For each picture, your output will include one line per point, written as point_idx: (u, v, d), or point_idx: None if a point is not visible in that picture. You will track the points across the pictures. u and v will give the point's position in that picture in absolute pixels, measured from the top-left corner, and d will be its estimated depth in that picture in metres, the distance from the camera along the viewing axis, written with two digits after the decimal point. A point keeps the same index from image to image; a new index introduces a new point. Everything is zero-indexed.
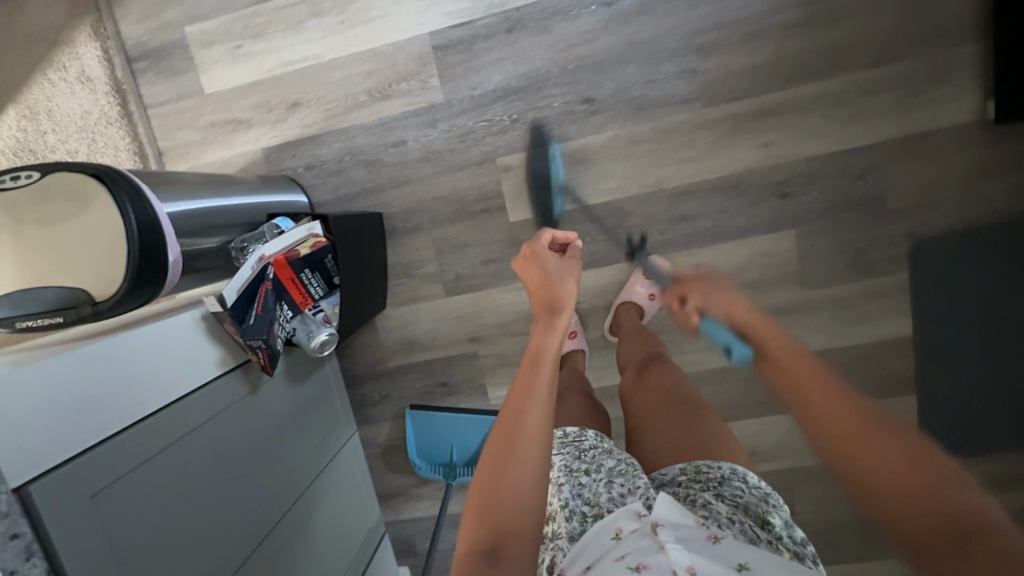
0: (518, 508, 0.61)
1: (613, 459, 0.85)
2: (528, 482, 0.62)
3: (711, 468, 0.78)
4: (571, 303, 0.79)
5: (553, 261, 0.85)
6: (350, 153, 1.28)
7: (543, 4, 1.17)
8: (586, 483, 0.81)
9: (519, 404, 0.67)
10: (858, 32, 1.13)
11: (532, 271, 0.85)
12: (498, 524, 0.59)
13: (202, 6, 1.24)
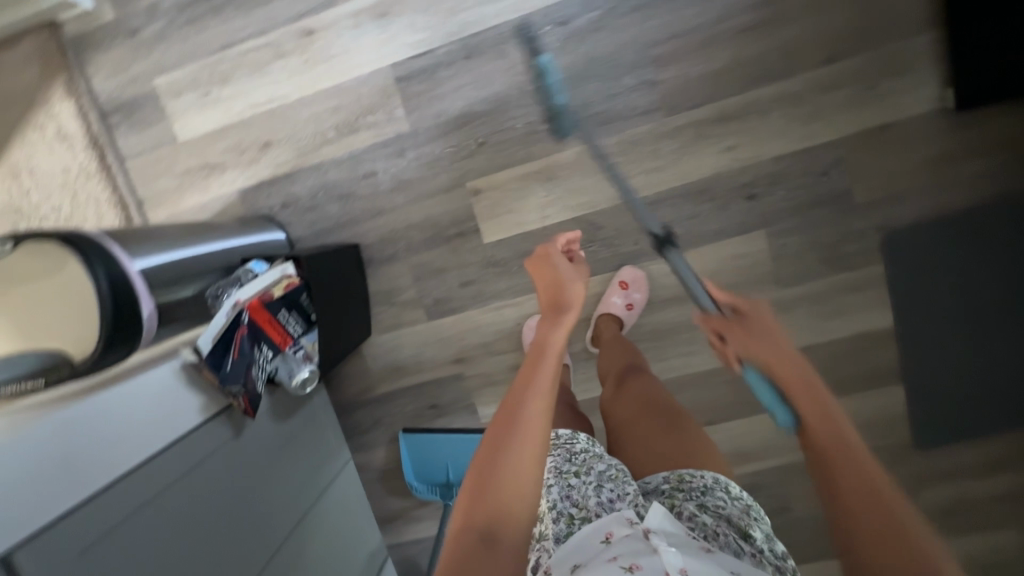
0: (515, 499, 0.65)
1: (605, 464, 0.80)
2: (526, 474, 0.67)
3: (694, 477, 0.77)
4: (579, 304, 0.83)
5: (565, 263, 0.87)
6: (324, 188, 1.31)
7: (499, 29, 1.18)
8: (576, 485, 0.76)
9: (522, 399, 0.71)
10: (813, 30, 1.14)
11: (544, 272, 0.87)
12: (494, 510, 0.64)
13: (169, 56, 1.27)
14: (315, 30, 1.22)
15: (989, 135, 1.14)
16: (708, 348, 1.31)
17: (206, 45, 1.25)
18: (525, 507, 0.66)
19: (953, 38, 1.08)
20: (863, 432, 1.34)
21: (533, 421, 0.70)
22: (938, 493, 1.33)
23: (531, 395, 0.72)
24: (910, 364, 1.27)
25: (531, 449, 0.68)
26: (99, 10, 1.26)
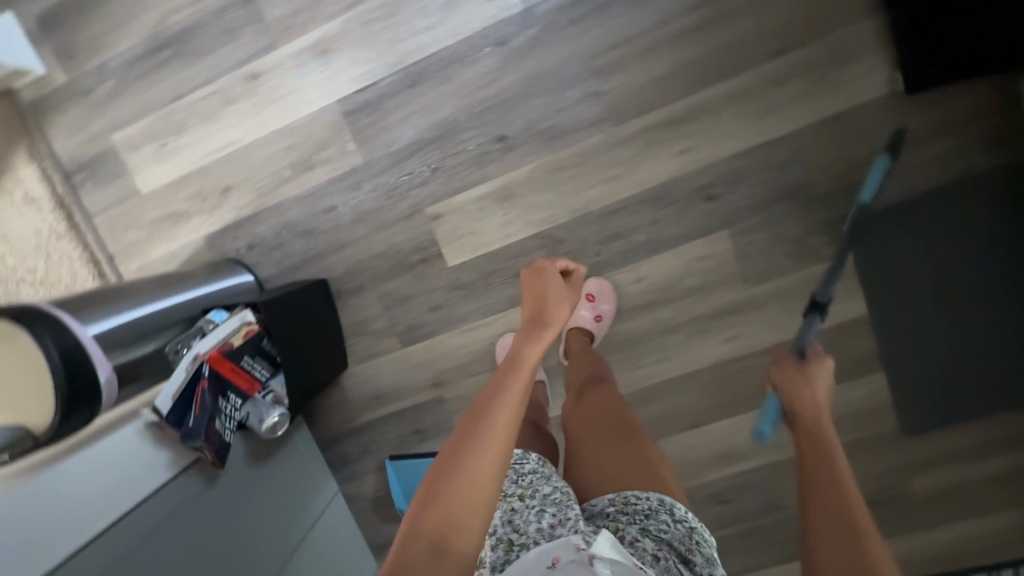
0: (470, 507, 0.61)
1: (551, 486, 0.81)
2: (485, 483, 0.62)
3: (639, 499, 0.78)
4: (559, 322, 0.81)
5: (555, 278, 0.86)
6: (286, 226, 1.31)
7: (439, 55, 1.18)
8: (519, 509, 0.77)
9: (487, 405, 0.67)
10: (753, 27, 1.12)
11: (533, 286, 0.87)
12: (446, 517, 0.59)
13: (125, 112, 1.29)
14: (261, 73, 1.23)
15: (941, 116, 1.14)
16: (684, 351, 1.30)
17: (158, 98, 1.27)
18: (480, 516, 0.61)
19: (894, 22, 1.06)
20: (847, 422, 1.33)
21: (498, 429, 0.65)
22: (932, 477, 1.31)
23: (499, 403, 0.68)
24: (888, 347, 1.26)
25: (493, 458, 0.64)
26: (54, 74, 1.29)
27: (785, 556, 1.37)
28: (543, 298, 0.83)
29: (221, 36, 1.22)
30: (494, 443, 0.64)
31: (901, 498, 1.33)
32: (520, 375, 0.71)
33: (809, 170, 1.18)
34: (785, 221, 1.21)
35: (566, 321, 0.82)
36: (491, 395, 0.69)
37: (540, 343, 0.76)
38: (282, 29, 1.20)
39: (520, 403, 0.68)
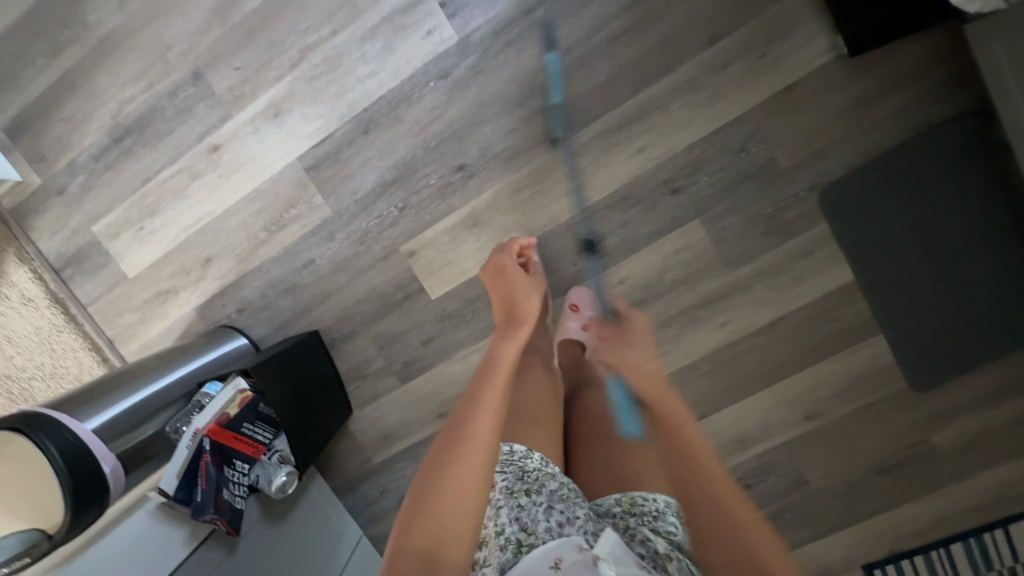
0: (459, 512, 0.62)
1: (556, 482, 0.80)
2: (472, 490, 0.64)
3: (646, 501, 0.79)
4: (531, 316, 0.90)
5: (520, 274, 0.99)
6: (270, 286, 1.34)
7: (386, 99, 1.21)
8: (526, 505, 0.77)
9: (469, 411, 0.71)
10: (686, 19, 1.13)
11: (502, 289, 0.97)
12: (436, 526, 0.61)
13: (101, 203, 1.33)
14: (220, 144, 1.26)
15: (892, 72, 1.14)
16: (677, 345, 1.30)
17: (128, 185, 1.32)
18: (471, 526, 0.63)
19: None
20: (859, 387, 1.29)
21: (481, 429, 0.69)
22: (955, 429, 1.28)
23: (480, 405, 0.72)
24: (885, 304, 1.23)
25: (478, 464, 0.66)
26: (29, 178, 1.34)
27: (816, 531, 1.37)
28: (512, 300, 0.93)
29: (176, 115, 1.26)
30: (478, 446, 0.67)
31: (928, 456, 1.30)
32: (498, 372, 0.77)
33: (770, 147, 1.18)
34: (753, 201, 1.21)
35: (536, 315, 0.91)
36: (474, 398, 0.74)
37: (515, 340, 0.84)
38: (232, 99, 1.23)
39: (501, 405, 0.73)
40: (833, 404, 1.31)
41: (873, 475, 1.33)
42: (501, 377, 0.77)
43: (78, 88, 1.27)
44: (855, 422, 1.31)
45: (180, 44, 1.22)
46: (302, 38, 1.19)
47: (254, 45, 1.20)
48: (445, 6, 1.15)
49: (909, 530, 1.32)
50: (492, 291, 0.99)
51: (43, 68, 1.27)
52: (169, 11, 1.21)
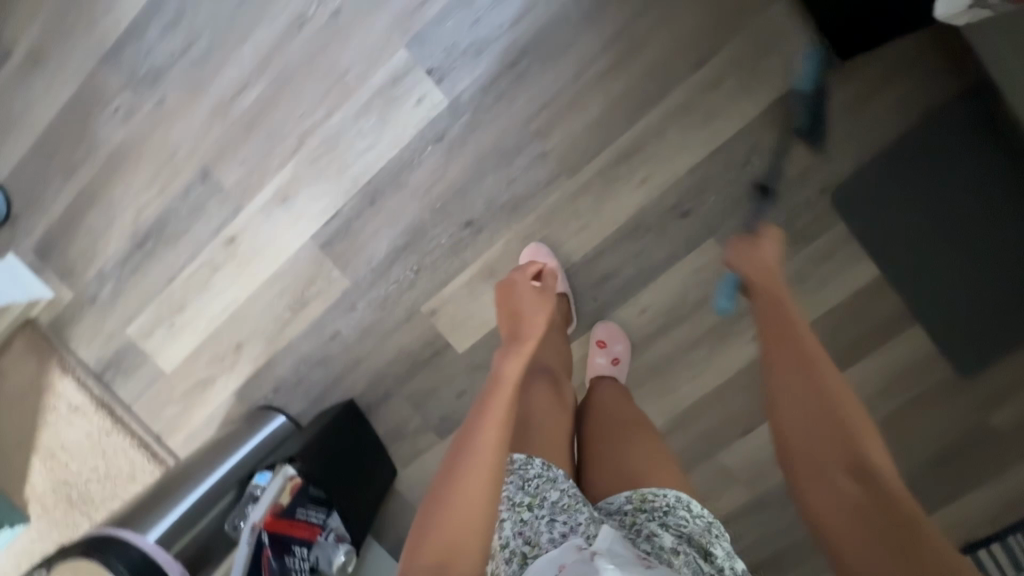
0: (466, 531, 0.61)
1: (558, 491, 0.79)
2: (478, 504, 0.63)
3: (657, 496, 0.79)
4: (538, 336, 0.81)
5: (530, 293, 0.85)
6: (302, 362, 1.37)
7: (387, 168, 1.23)
8: (529, 520, 0.76)
9: (472, 428, 0.69)
10: (669, 46, 1.14)
11: (508, 301, 0.86)
12: (444, 546, 0.59)
13: (131, 306, 1.38)
14: (236, 234, 1.30)
15: (882, 67, 1.13)
16: (710, 364, 1.28)
17: (155, 285, 1.36)
18: (479, 540, 0.61)
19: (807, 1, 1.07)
20: (905, 379, 1.26)
21: (485, 448, 0.66)
22: (1012, 409, 1.24)
23: (484, 421, 0.69)
24: (915, 292, 1.20)
25: (483, 482, 0.64)
26: (61, 292, 1.39)
27: None
28: (519, 313, 0.83)
29: (191, 213, 1.30)
30: (482, 464, 0.65)
31: (987, 440, 1.26)
32: (502, 393, 0.72)
33: (775, 155, 1.17)
34: (764, 212, 1.20)
35: (546, 330, 0.82)
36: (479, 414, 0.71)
37: (518, 359, 0.77)
38: (241, 190, 1.27)
39: (505, 421, 0.69)
40: (877, 401, 1.28)
41: (931, 467, 1.29)
42: (503, 404, 0.71)
43: (96, 202, 1.32)
44: (902, 416, 1.28)
45: (185, 147, 1.26)
46: (299, 123, 1.22)
47: (255, 136, 1.24)
48: (432, 73, 1.17)
49: (979, 517, 1.28)
50: (499, 308, 0.87)
51: (61, 189, 1.33)
52: (169, 117, 1.25)
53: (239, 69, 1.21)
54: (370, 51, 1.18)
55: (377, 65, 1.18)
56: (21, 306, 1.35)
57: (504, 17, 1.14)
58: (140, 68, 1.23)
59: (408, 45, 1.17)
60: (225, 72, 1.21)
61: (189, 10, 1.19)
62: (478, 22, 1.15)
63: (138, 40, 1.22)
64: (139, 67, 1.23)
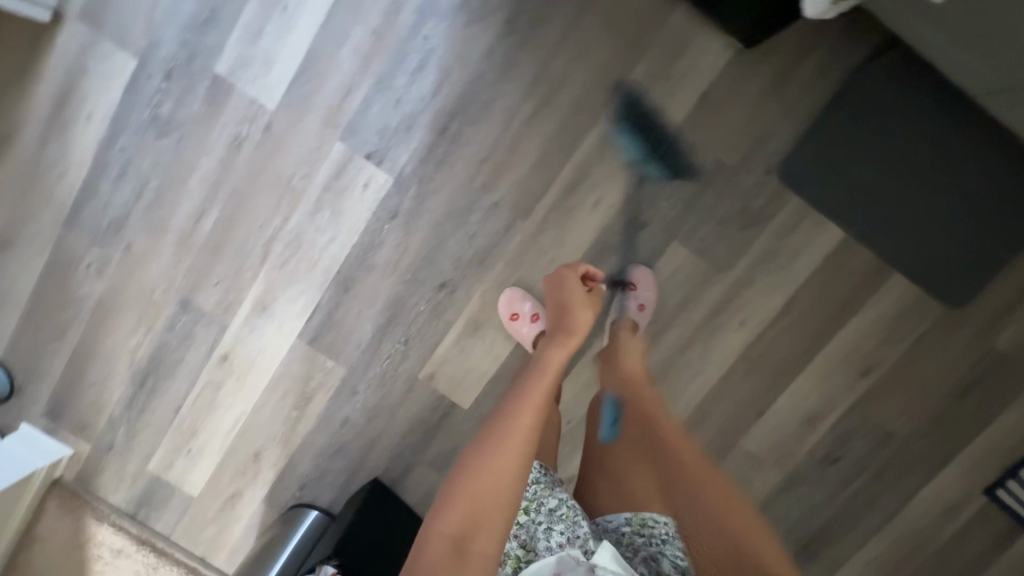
0: (492, 499, 0.68)
1: (556, 500, 0.82)
2: (508, 476, 0.70)
3: (657, 522, 0.80)
4: (586, 329, 0.94)
5: (580, 291, 0.99)
6: (319, 455, 1.39)
7: (353, 254, 1.27)
8: (525, 523, 0.80)
9: (520, 399, 0.80)
10: (585, 76, 1.17)
11: (559, 295, 1.00)
12: (471, 510, 0.67)
13: (148, 443, 1.41)
14: (228, 352, 1.34)
15: (794, 41, 1.16)
16: (709, 360, 1.30)
17: (165, 418, 1.39)
18: (503, 512, 0.68)
19: (702, 5, 1.12)
20: (907, 322, 1.26)
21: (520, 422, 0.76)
22: (1015, 327, 1.25)
23: (531, 395, 0.81)
24: (890, 244, 1.21)
25: (515, 455, 0.72)
26: (80, 446, 1.42)
27: (921, 476, 1.34)
28: (569, 307, 0.97)
29: (182, 343, 1.34)
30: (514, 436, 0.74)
31: (1002, 363, 1.27)
32: (545, 378, 0.85)
33: (680, 158, 1.19)
34: (719, 204, 1.22)
35: (591, 325, 0.94)
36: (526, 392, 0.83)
37: (566, 348, 0.91)
38: (223, 309, 1.31)
39: (546, 402, 0.81)
40: (884, 350, 1.27)
41: (955, 401, 1.29)
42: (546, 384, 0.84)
43: (91, 356, 1.36)
44: (912, 358, 1.28)
45: (161, 284, 1.31)
46: (261, 235, 1.27)
47: (223, 258, 1.28)
48: (371, 157, 1.22)
49: (1011, 439, 1.30)
50: (550, 300, 1.02)
51: (55, 352, 1.37)
52: (141, 260, 1.30)
53: (193, 200, 1.25)
54: (309, 152, 1.22)
55: (318, 164, 1.23)
56: (43, 470, 1.35)
57: (425, 89, 1.19)
58: (103, 223, 1.28)
59: (342, 137, 1.21)
60: (181, 206, 1.26)
61: (133, 159, 1.24)
62: (401, 100, 1.19)
63: (94, 197, 1.27)
64: (102, 222, 1.28)
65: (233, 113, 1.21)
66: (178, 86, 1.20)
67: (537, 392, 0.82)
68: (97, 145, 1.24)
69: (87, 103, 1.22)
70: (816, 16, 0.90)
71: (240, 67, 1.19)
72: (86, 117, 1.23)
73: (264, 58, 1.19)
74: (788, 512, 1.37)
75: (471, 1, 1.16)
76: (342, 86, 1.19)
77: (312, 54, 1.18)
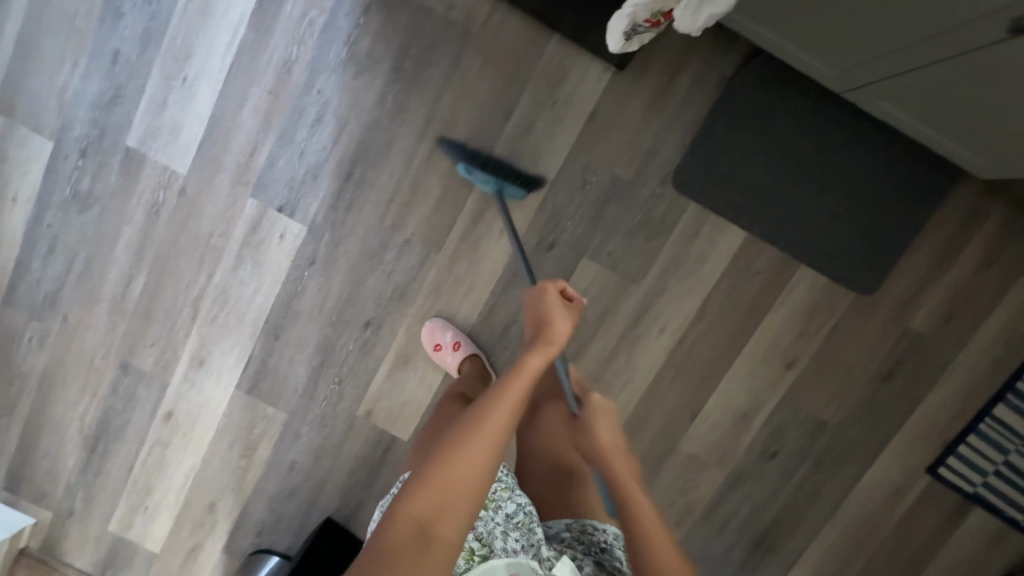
0: (463, 490, 0.62)
1: (515, 503, 0.81)
2: (477, 472, 0.63)
3: (596, 530, 0.86)
4: (565, 341, 0.76)
5: (558, 304, 0.78)
6: (272, 501, 1.41)
7: (278, 302, 1.31)
8: (482, 518, 0.79)
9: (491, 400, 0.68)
10: (474, 112, 1.23)
11: (535, 306, 0.80)
12: (436, 501, 0.61)
13: (105, 505, 1.43)
14: (171, 409, 1.38)
15: (669, 56, 1.21)
16: (634, 369, 1.32)
17: (119, 479, 1.42)
18: (468, 504, 0.62)
19: (572, 34, 1.17)
20: (820, 313, 1.28)
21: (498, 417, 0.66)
22: (926, 309, 1.27)
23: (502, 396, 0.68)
24: (792, 238, 1.25)
25: (486, 448, 0.64)
26: (41, 514, 1.44)
27: (863, 462, 1.34)
28: (548, 318, 0.77)
29: (126, 405, 1.38)
30: (491, 427, 0.66)
31: (918, 342, 1.29)
32: (520, 382, 0.69)
33: (575, 179, 1.24)
34: (622, 217, 1.26)
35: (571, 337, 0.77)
36: (497, 394, 0.68)
37: (545, 355, 0.73)
38: (161, 368, 1.36)
39: (518, 404, 0.68)
40: (803, 343, 1.30)
41: (882, 385, 1.31)
42: (519, 391, 0.69)
43: (41, 426, 1.40)
44: (830, 349, 1.30)
45: (99, 350, 1.35)
46: (189, 292, 1.31)
47: (155, 319, 1.33)
48: (283, 209, 1.27)
49: (942, 416, 1.31)
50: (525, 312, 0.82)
51: (7, 427, 1.41)
52: (78, 330, 1.35)
53: (120, 266, 1.31)
54: (225, 210, 1.27)
55: (234, 221, 1.28)
56: (5, 542, 1.34)
57: (325, 140, 1.24)
58: (38, 297, 1.33)
59: (254, 193, 1.26)
60: (110, 273, 1.31)
61: (59, 234, 1.30)
62: (304, 153, 1.24)
63: (27, 275, 1.32)
64: (37, 297, 1.33)
65: (148, 181, 1.27)
66: (93, 161, 1.27)
67: (511, 394, 0.69)
68: (25, 226, 1.30)
69: (11, 186, 1.29)
70: (620, 50, 0.86)
71: (150, 138, 1.26)
72: (11, 200, 1.29)
73: (170, 126, 1.25)
74: (737, 511, 1.37)
75: (357, 54, 1.21)
76: (246, 146, 1.25)
77: (215, 119, 1.24)
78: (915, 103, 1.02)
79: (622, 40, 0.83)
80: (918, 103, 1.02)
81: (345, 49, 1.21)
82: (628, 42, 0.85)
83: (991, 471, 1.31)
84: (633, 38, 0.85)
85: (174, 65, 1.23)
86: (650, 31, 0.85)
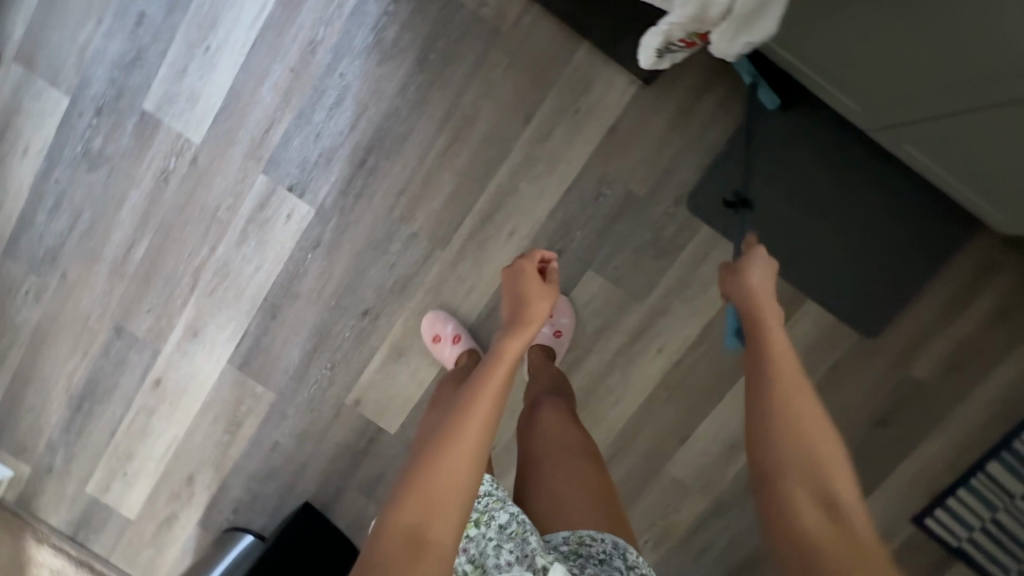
0: (452, 488, 0.60)
1: (507, 514, 0.77)
2: (464, 468, 0.61)
3: (594, 541, 0.76)
4: (540, 321, 0.77)
5: (537, 282, 0.81)
6: (251, 480, 1.40)
7: (277, 282, 1.30)
8: (474, 536, 0.75)
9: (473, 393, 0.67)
10: (494, 112, 1.21)
11: (513, 289, 0.81)
12: (425, 505, 0.59)
13: (85, 465, 1.42)
14: (161, 376, 1.37)
15: (696, 77, 1.20)
16: (628, 387, 1.30)
17: (101, 441, 1.41)
18: (457, 505, 0.60)
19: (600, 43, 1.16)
20: (822, 351, 1.27)
21: (477, 419, 0.64)
22: (928, 358, 1.26)
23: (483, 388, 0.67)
24: (803, 274, 1.23)
25: (470, 445, 0.63)
26: (21, 468, 1.43)
27: None
28: (522, 300, 0.79)
29: (116, 367, 1.37)
30: (470, 431, 0.63)
31: (916, 391, 1.27)
32: (499, 369, 0.69)
33: (588, 190, 1.23)
34: (632, 233, 1.24)
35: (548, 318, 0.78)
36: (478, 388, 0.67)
37: (522, 338, 0.73)
38: (155, 335, 1.35)
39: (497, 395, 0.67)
40: None
41: (876, 430, 1.29)
42: (498, 380, 0.68)
43: (29, 380, 1.40)
44: (828, 390, 1.28)
45: (95, 310, 1.35)
46: (190, 262, 1.30)
47: (154, 285, 1.32)
48: (293, 189, 1.26)
49: (933, 467, 1.29)
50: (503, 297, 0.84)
51: None
52: (76, 288, 1.34)
53: (124, 229, 1.30)
54: (235, 184, 1.26)
55: (242, 197, 1.27)
56: None
57: (342, 124, 1.23)
58: (39, 251, 1.33)
59: (265, 170, 1.25)
60: (113, 236, 1.30)
61: (67, 191, 1.29)
62: (320, 135, 1.23)
63: (30, 228, 1.32)
64: (38, 251, 1.32)
65: (161, 146, 1.26)
66: (108, 121, 1.26)
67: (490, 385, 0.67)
68: (34, 177, 1.29)
69: (23, 138, 1.28)
70: (650, 67, 0.83)
71: (167, 103, 1.24)
72: (23, 151, 1.28)
73: (188, 95, 1.24)
74: (718, 540, 1.35)
75: (383, 41, 1.20)
76: (262, 121, 1.24)
77: (233, 92, 1.23)
78: (943, 151, 1.01)
79: (654, 57, 0.81)
80: (947, 151, 1.00)
81: (372, 35, 1.20)
82: (659, 60, 0.83)
83: (979, 526, 1.28)
84: (665, 54, 0.83)
85: (198, 33, 1.22)
86: (682, 51, 0.83)
